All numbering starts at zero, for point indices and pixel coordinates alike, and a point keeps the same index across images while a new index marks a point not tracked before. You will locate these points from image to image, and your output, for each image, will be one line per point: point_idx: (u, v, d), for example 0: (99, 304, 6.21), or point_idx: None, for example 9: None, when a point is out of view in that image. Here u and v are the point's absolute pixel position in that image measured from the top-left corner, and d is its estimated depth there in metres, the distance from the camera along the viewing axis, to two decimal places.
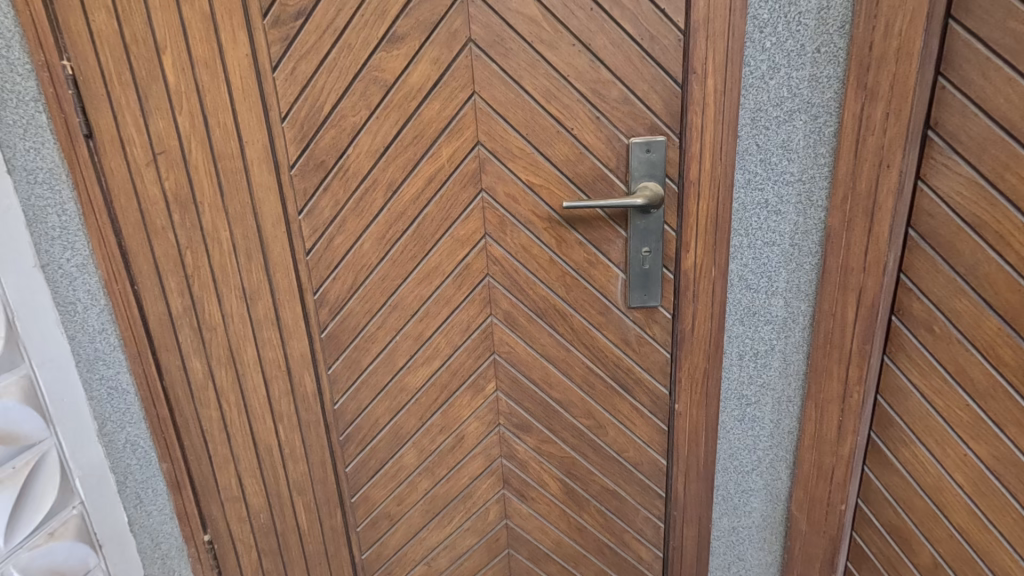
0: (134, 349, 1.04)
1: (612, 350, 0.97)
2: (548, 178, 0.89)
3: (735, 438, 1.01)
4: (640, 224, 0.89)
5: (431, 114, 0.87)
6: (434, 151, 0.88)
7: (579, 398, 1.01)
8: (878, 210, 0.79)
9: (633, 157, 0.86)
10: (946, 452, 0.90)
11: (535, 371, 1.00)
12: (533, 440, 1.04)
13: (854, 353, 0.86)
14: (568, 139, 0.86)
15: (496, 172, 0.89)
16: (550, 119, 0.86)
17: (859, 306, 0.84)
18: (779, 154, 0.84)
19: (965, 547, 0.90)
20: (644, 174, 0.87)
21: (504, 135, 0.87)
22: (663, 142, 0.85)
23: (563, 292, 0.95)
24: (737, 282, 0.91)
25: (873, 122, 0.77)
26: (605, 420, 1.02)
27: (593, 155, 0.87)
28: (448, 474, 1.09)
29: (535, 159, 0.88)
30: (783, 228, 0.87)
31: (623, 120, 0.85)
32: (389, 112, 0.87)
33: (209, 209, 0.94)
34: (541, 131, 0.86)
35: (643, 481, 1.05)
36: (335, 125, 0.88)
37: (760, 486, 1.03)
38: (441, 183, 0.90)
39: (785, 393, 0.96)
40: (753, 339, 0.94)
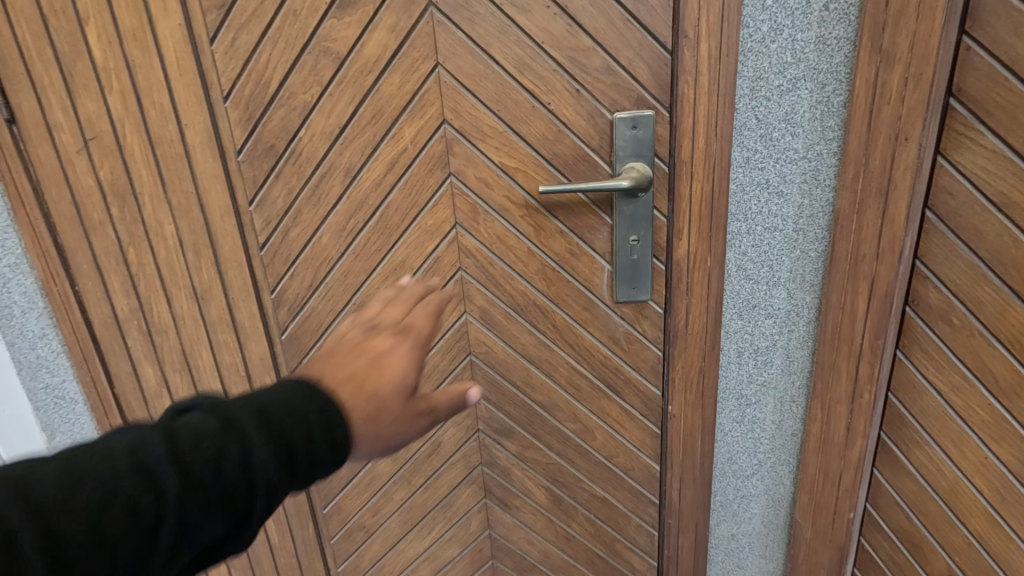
0: (79, 355, 0.95)
1: (599, 349, 0.89)
2: (524, 160, 0.79)
3: (733, 440, 0.93)
4: (627, 210, 0.80)
5: (390, 90, 0.77)
6: (395, 132, 0.79)
7: (563, 400, 0.93)
8: (894, 189, 0.70)
9: (618, 135, 0.77)
10: (965, 454, 0.82)
11: (516, 373, 0.91)
12: (515, 446, 0.97)
13: (864, 349, 0.78)
14: (545, 115, 0.77)
15: (466, 155, 0.80)
16: (523, 93, 0.76)
17: (871, 297, 0.75)
18: (782, 128, 0.75)
19: (984, 556, 0.83)
20: (631, 154, 0.77)
21: (474, 112, 0.78)
22: (651, 117, 0.76)
23: (543, 286, 0.86)
24: (736, 272, 0.83)
25: (889, 89, 0.67)
26: (592, 424, 0.94)
27: (573, 133, 0.78)
28: (426, 483, 1.01)
29: (507, 138, 0.79)
30: (786, 212, 0.78)
31: (605, 92, 0.76)
32: (344, 88, 0.77)
33: (151, 201, 0.85)
34: (515, 108, 0.77)
35: (634, 487, 0.98)
36: (284, 104, 0.79)
37: (761, 491, 0.95)
38: (406, 167, 0.81)
39: (789, 393, 0.88)
40: (752, 334, 0.86)
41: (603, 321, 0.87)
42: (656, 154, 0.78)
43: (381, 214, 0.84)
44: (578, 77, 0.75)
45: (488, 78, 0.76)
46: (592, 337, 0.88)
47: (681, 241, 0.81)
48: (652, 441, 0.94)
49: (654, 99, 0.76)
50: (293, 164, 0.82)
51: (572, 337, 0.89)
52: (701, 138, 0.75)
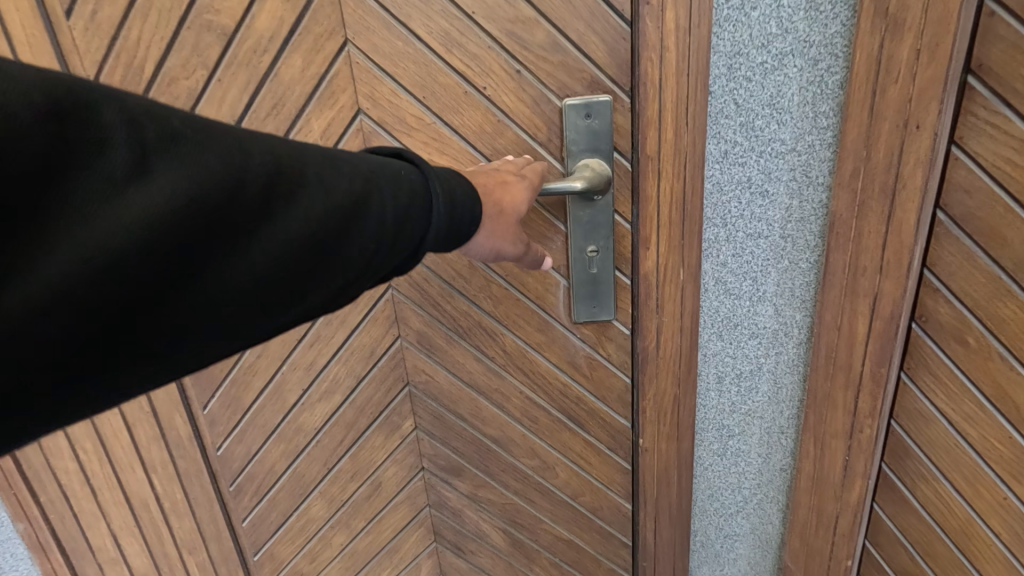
0: None
1: (557, 376, 0.77)
2: (458, 157, 0.66)
3: (714, 474, 0.82)
4: (584, 215, 0.67)
5: (292, 73, 0.63)
6: (301, 125, 0.65)
7: (519, 434, 0.81)
8: (901, 188, 0.57)
9: (569, 124, 0.64)
10: (980, 493, 0.71)
11: (462, 405, 0.80)
12: (466, 486, 0.85)
13: (864, 377, 0.65)
14: (480, 102, 0.64)
15: None
16: (454, 76, 0.63)
17: (873, 317, 0.63)
18: (766, 116, 0.62)
19: None
20: (585, 148, 0.64)
21: (397, 101, 0.64)
22: (607, 103, 0.63)
23: (489, 306, 0.73)
24: (713, 285, 0.70)
25: (896, 64, 0.54)
26: (552, 459, 0.82)
27: (515, 124, 0.65)
28: (367, 527, 0.89)
29: (436, 130, 0.65)
30: (772, 215, 0.66)
31: (553, 74, 0.63)
32: (235, 72, 0.63)
33: None
34: (445, 95, 0.63)
35: (604, 528, 0.86)
36: (164, 92, 0.64)
37: (746, 530, 0.84)
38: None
39: (777, 423, 0.76)
40: (734, 357, 0.74)
41: (560, 344, 0.75)
42: (615, 148, 0.65)
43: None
44: (519, 56, 0.62)
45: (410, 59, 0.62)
46: (549, 363, 0.76)
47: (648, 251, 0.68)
48: (621, 477, 0.82)
49: (612, 80, 0.63)
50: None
51: (525, 364, 0.76)
52: (669, 127, 0.62)
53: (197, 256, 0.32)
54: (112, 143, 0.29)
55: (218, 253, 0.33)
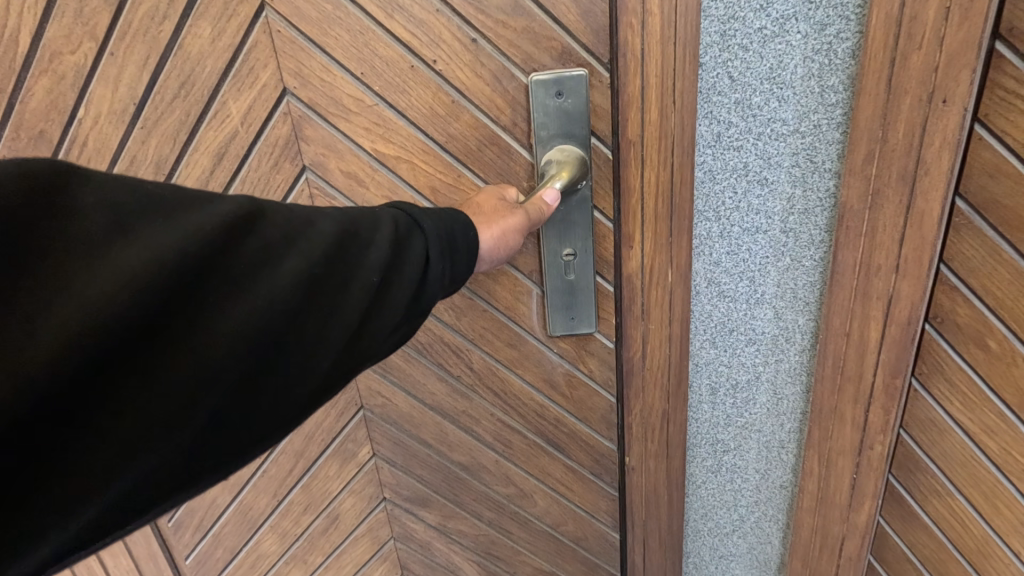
0: None
1: (532, 396, 0.69)
2: (406, 146, 0.59)
3: (708, 492, 0.74)
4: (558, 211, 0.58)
5: (199, 45, 0.57)
6: (217, 108, 0.59)
7: (490, 459, 0.74)
8: (923, 173, 0.49)
9: (537, 104, 0.55)
10: (1000, 510, 0.64)
11: (426, 429, 0.73)
12: (434, 517, 0.79)
13: (876, 389, 0.58)
14: (432, 79, 0.56)
15: (324, 140, 0.60)
16: (397, 48, 0.55)
17: (888, 322, 0.55)
18: (765, 91, 0.53)
19: None
20: (558, 133, 0.56)
21: (327, 80, 0.58)
22: (582, 80, 0.54)
23: (452, 318, 0.65)
24: (706, 287, 0.62)
25: (919, 27, 0.46)
26: (525, 481, 0.75)
27: (475, 106, 0.57)
28: (325, 562, 0.83)
29: (381, 115, 0.58)
30: (772, 206, 0.57)
31: (516, 45, 0.54)
32: (130, 44, 0.56)
33: None
34: (387, 70, 0.56)
35: (589, 559, 0.80)
36: (49, 69, 0.57)
37: (743, 551, 0.77)
38: (241, 160, 0.61)
39: (777, 437, 0.68)
40: (729, 366, 0.66)
41: (534, 356, 0.67)
42: (592, 132, 0.56)
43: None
44: (476, 24, 0.54)
45: (343, 27, 0.55)
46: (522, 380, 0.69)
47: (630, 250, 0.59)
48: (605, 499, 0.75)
49: (586, 51, 0.54)
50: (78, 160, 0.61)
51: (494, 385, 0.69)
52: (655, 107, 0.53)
53: (189, 312, 0.33)
54: (93, 213, 0.31)
55: (214, 301, 0.34)
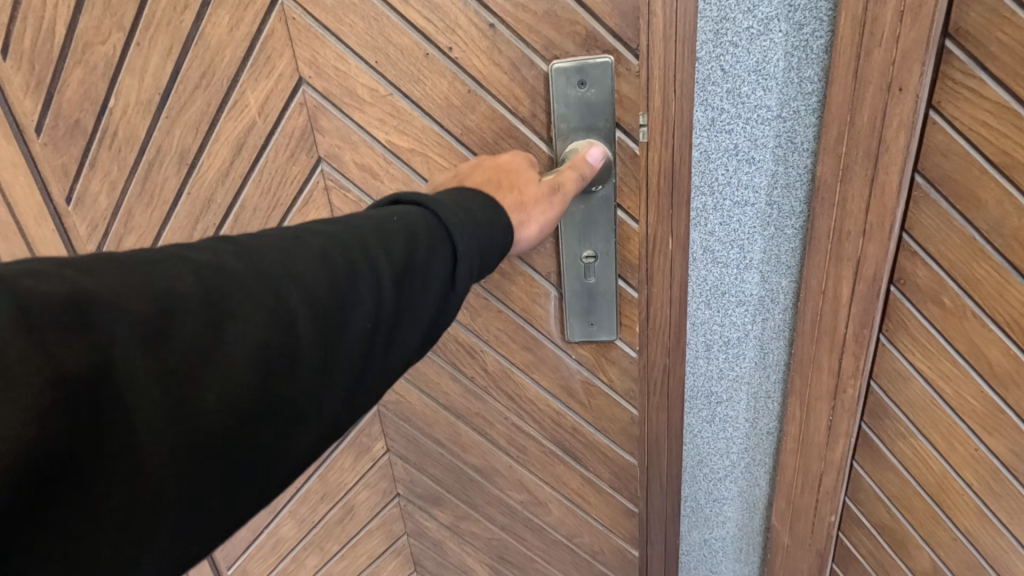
0: None
1: (547, 401, 0.81)
2: (418, 140, 0.69)
3: (703, 441, 0.83)
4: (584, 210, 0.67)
5: (221, 34, 0.69)
6: (237, 99, 0.72)
7: (505, 464, 0.87)
8: (884, 151, 0.59)
9: (565, 96, 0.63)
10: (954, 446, 0.75)
11: (439, 430, 0.86)
12: (446, 516, 0.94)
13: (848, 339, 0.68)
14: (449, 68, 0.65)
15: (337, 133, 0.71)
16: (410, 35, 0.64)
17: (858, 280, 0.65)
18: (753, 82, 0.62)
19: (972, 552, 0.78)
20: (577, 120, 0.64)
21: (343, 69, 0.67)
22: (607, 63, 0.62)
23: (468, 320, 0.77)
24: (701, 255, 0.71)
25: (881, 27, 0.55)
26: (525, 476, 0.87)
27: (493, 96, 0.66)
28: (340, 548, 0.99)
29: (395, 104, 0.68)
30: (758, 181, 0.66)
31: (536, 30, 0.62)
32: (156, 35, 0.70)
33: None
34: (402, 60, 0.65)
35: (588, 558, 0.93)
36: (81, 61, 0.73)
37: (734, 494, 0.86)
38: (259, 149, 0.74)
39: (763, 388, 0.78)
40: (722, 325, 0.75)
41: (548, 347, 0.77)
42: (617, 125, 0.64)
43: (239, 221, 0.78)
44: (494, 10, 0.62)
45: (355, 14, 0.64)
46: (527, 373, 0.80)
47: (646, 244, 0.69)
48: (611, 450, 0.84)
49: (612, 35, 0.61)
50: (109, 148, 0.78)
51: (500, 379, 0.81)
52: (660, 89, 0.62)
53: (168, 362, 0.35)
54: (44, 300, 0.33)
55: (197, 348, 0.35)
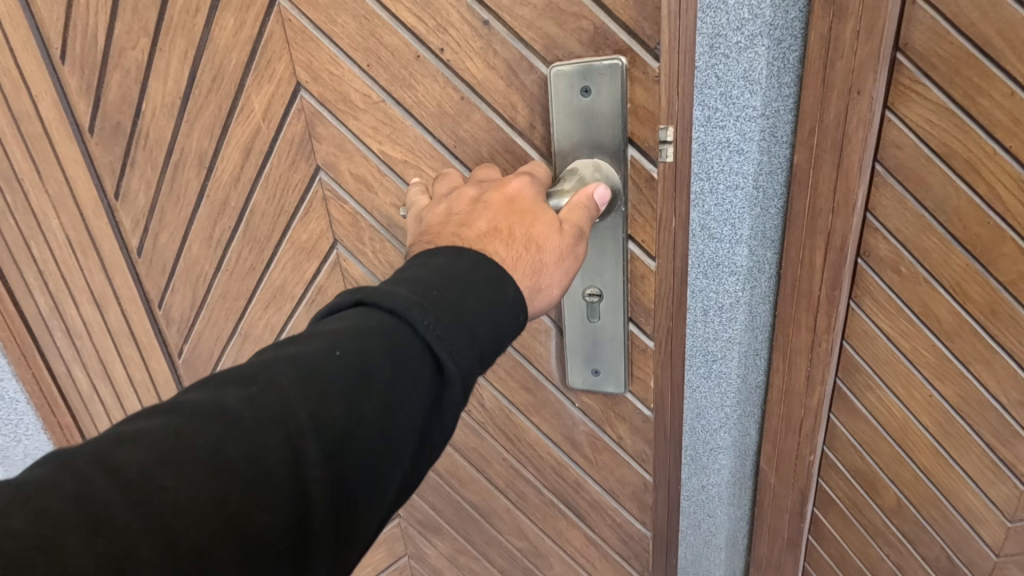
0: (16, 348, 1.17)
1: (544, 445, 1.01)
2: (411, 149, 0.75)
3: (702, 395, 0.96)
4: (598, 252, 0.77)
5: (227, 37, 0.76)
6: (245, 104, 0.79)
7: (500, 501, 1.11)
8: (847, 142, 0.73)
9: (581, 106, 0.66)
10: (913, 395, 0.88)
11: (443, 465, 1.12)
12: (443, 542, 1.24)
13: (822, 299, 0.83)
14: (443, 73, 0.70)
15: (336, 141, 0.78)
16: (404, 35, 0.69)
17: (829, 249, 0.79)
18: (741, 86, 0.75)
19: (929, 485, 0.92)
20: (579, 127, 0.67)
21: (342, 75, 0.73)
22: (621, 69, 0.64)
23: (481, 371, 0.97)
24: (699, 232, 0.84)
25: (842, 43, 0.69)
26: (511, 508, 1.11)
27: (487, 105, 0.70)
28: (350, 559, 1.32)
29: (386, 108, 0.73)
30: (746, 169, 0.79)
31: (536, 27, 0.65)
32: (174, 39, 0.78)
33: (33, 186, 1.01)
34: (394, 63, 0.70)
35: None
36: (118, 64, 0.83)
37: (729, 443, 0.99)
38: (264, 154, 0.82)
39: (752, 348, 0.91)
40: (717, 292, 0.88)
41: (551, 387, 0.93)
42: (630, 140, 0.69)
43: (250, 225, 0.89)
44: (489, 7, 0.65)
45: (346, 13, 0.69)
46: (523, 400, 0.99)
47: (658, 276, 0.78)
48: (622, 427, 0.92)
49: (625, 31, 0.64)
50: (144, 149, 0.89)
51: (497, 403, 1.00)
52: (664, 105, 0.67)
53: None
54: None
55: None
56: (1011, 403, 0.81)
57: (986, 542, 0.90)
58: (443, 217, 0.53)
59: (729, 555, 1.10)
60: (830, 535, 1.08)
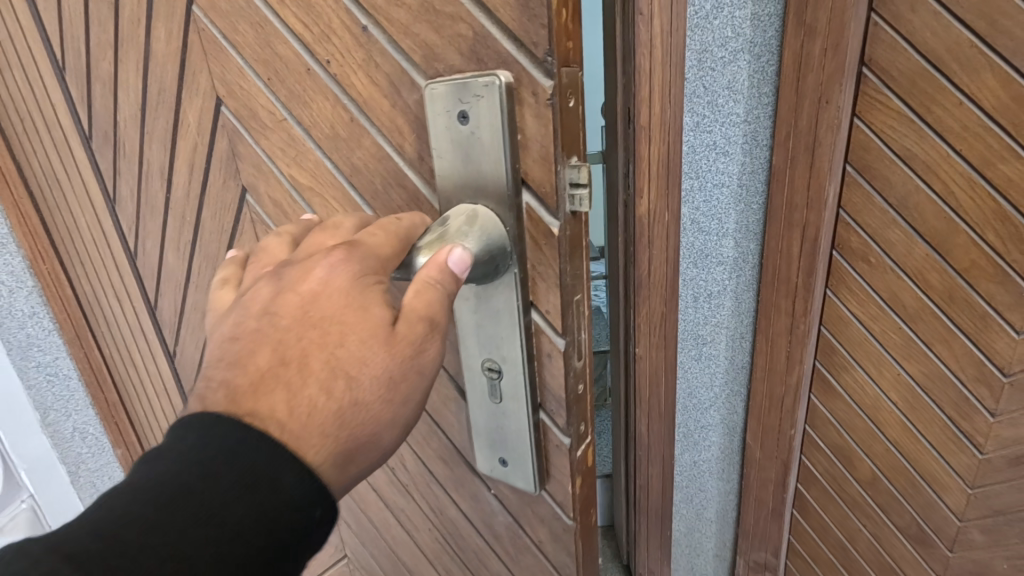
0: (70, 331, 1.16)
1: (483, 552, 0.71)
2: (320, 180, 0.57)
3: (692, 375, 1.06)
4: (477, 317, 0.49)
5: (161, 43, 0.63)
6: (181, 117, 0.67)
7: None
8: (818, 144, 0.82)
9: (451, 132, 0.43)
10: (883, 374, 0.98)
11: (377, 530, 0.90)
12: None
13: (800, 286, 0.92)
14: (331, 88, 0.51)
15: (253, 162, 0.63)
16: (294, 45, 0.51)
17: (804, 241, 0.88)
18: (726, 96, 0.86)
19: (899, 458, 1.00)
20: (455, 165, 0.44)
21: (251, 91, 0.57)
22: (502, 90, 0.40)
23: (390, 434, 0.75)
24: (690, 225, 0.94)
25: (812, 59, 0.78)
26: None
27: (378, 130, 0.50)
28: None
29: (290, 131, 0.56)
30: (731, 169, 0.90)
31: (410, 32, 0.44)
32: (126, 48, 0.69)
33: (54, 184, 0.98)
34: (287, 75, 0.53)
35: None
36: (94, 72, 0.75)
37: (718, 421, 1.09)
38: (205, 171, 0.70)
39: (738, 331, 1.01)
40: (706, 281, 0.98)
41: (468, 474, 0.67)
42: (523, 182, 0.43)
43: (202, 241, 0.77)
44: (366, 6, 0.45)
45: (245, 20, 0.53)
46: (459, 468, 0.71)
47: (577, 367, 0.49)
48: (544, 529, 0.60)
49: (508, 36, 0.39)
50: (122, 157, 0.80)
51: (414, 465, 0.73)
52: (565, 136, 0.40)
53: None
54: None
55: None
56: (968, 379, 0.88)
57: (950, 508, 0.96)
58: (223, 344, 0.37)
59: (720, 527, 1.22)
60: (813, 509, 1.17)
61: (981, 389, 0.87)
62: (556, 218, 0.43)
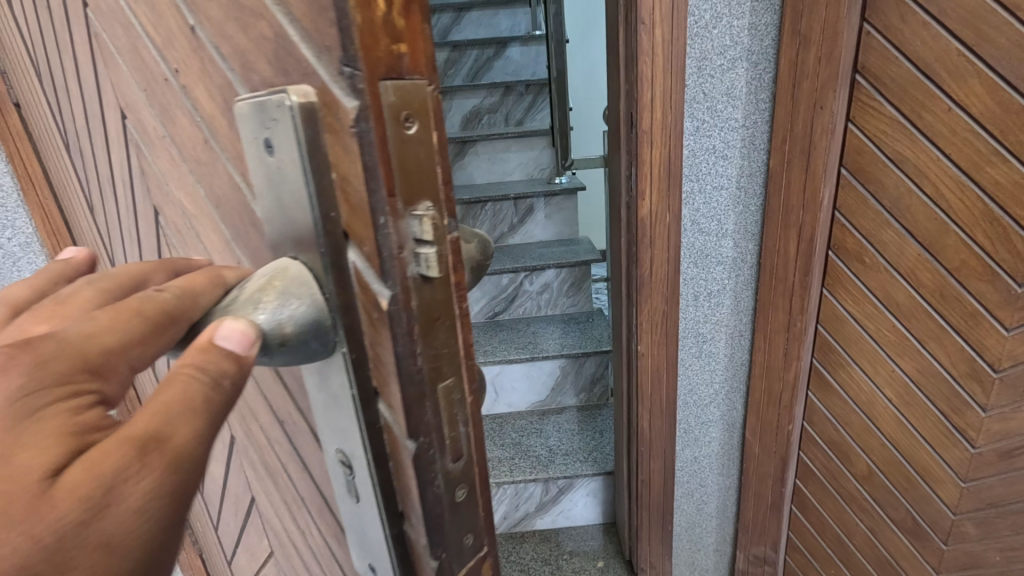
0: None
1: None
2: (197, 205, 0.51)
3: (693, 373, 1.09)
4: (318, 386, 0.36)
5: (80, 55, 0.62)
6: (106, 134, 0.66)
7: None
8: (813, 148, 0.85)
9: (264, 166, 0.32)
10: (878, 370, 1.01)
11: None
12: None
13: (796, 285, 0.94)
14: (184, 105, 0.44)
15: (158, 183, 0.59)
16: (151, 50, 0.45)
17: (801, 241, 0.90)
18: (725, 102, 0.89)
19: (894, 453, 1.03)
20: (273, 207, 0.33)
21: (135, 100, 0.54)
22: (293, 112, 0.28)
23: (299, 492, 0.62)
24: (691, 226, 0.97)
25: (807, 66, 0.82)
26: None
27: (224, 153, 0.40)
28: None
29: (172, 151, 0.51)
30: (730, 172, 0.94)
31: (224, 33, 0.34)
32: (64, 60, 0.68)
33: (66, 191, 1.00)
34: (156, 88, 0.47)
35: None
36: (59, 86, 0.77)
37: (718, 417, 1.12)
38: (134, 189, 0.67)
39: (737, 329, 1.04)
40: (706, 280, 1.01)
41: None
42: (346, 236, 0.30)
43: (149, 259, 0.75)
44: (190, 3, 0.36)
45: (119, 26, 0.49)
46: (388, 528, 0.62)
47: (451, 472, 0.34)
48: None
49: (304, 37, 0.27)
50: (94, 172, 0.81)
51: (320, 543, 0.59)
52: (401, 174, 0.27)
53: None
54: None
55: None
56: (960, 375, 0.90)
57: (944, 502, 0.98)
58: None
59: (720, 522, 1.25)
60: (811, 504, 1.20)
61: (972, 384, 0.89)
62: (386, 286, 0.29)
